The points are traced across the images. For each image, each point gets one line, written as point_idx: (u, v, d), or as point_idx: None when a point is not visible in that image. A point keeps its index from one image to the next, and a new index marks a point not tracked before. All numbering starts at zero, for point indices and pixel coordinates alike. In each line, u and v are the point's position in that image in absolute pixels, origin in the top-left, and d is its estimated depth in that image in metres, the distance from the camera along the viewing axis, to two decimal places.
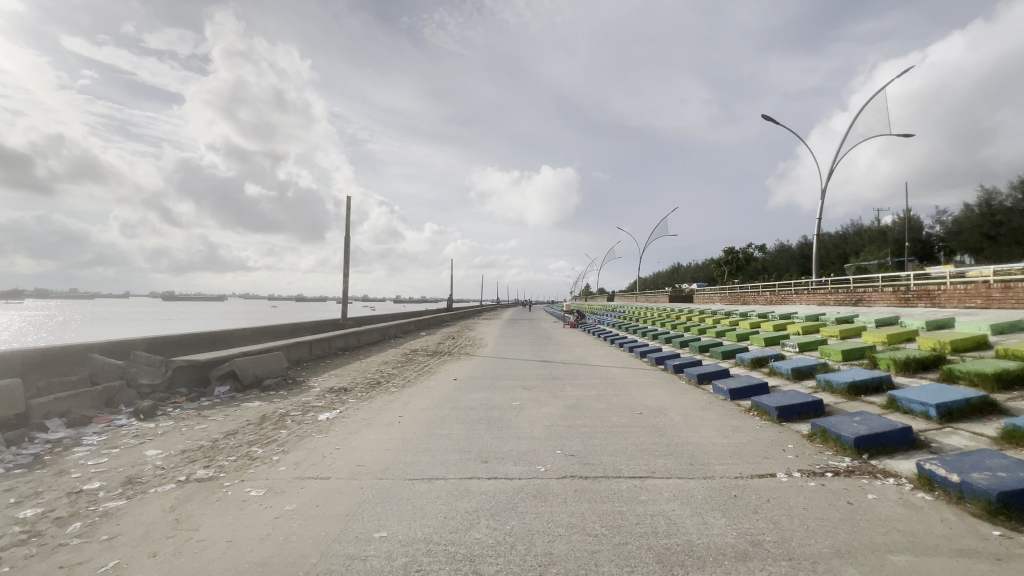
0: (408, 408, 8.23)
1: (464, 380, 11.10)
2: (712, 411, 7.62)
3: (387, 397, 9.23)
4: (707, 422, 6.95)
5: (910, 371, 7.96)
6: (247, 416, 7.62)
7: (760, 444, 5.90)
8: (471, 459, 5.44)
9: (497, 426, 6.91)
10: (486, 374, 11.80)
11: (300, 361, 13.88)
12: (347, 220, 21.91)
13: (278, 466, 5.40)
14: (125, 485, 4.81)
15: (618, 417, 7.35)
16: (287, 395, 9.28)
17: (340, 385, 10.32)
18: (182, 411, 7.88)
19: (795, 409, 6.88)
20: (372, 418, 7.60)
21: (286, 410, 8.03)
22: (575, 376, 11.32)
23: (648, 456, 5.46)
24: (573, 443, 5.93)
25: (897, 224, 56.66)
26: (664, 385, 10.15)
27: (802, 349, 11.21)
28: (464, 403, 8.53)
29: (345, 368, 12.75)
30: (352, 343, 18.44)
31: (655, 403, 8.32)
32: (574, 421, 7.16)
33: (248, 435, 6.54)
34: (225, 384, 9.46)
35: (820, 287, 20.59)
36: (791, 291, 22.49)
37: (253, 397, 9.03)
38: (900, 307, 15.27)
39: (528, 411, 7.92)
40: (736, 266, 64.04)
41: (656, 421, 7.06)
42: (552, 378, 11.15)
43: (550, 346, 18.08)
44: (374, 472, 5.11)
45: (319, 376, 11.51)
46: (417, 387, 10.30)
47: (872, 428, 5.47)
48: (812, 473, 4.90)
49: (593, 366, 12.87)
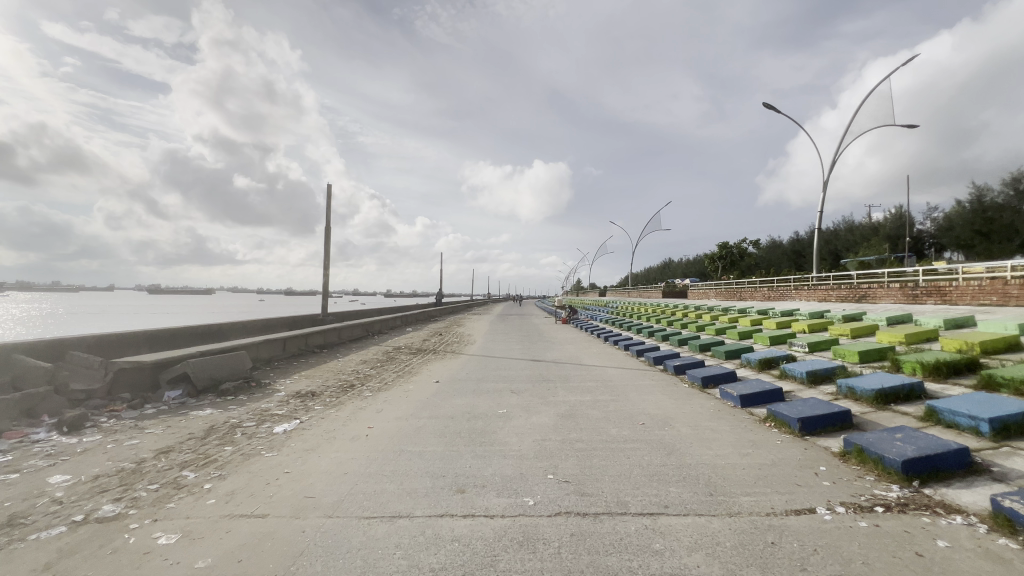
0: (380, 418, 7.26)
1: (447, 382, 10.14)
2: (723, 422, 6.75)
3: (359, 403, 8.22)
4: (720, 436, 6.07)
5: (941, 377, 7.15)
6: (192, 428, 6.60)
7: (787, 465, 5.02)
8: (445, 489, 4.50)
9: (480, 442, 5.97)
10: (472, 376, 10.83)
11: (271, 361, 12.79)
12: (327, 210, 20.78)
13: (207, 498, 4.40)
14: (2, 528, 3.79)
15: (618, 429, 6.45)
16: (245, 401, 8.25)
17: (309, 389, 9.30)
18: (117, 422, 6.83)
19: (819, 421, 6.03)
20: (336, 430, 6.62)
21: (239, 421, 7.00)
22: (568, 378, 10.41)
23: (658, 483, 4.56)
24: (568, 466, 5.02)
25: (889, 220, 56.50)
26: (666, 389, 9.26)
27: (813, 349, 10.40)
28: (445, 411, 7.58)
29: (318, 369, 11.69)
30: (332, 339, 17.38)
31: (659, 411, 7.44)
32: (568, 434, 6.24)
33: (184, 454, 5.52)
34: (176, 388, 8.43)
35: (821, 283, 19.91)
36: (790, 287, 21.78)
37: (207, 404, 8.00)
38: (908, 304, 14.58)
39: (516, 421, 6.98)
40: (728, 262, 63.61)
41: (661, 435, 6.15)
42: (544, 380, 10.24)
43: (541, 344, 17.19)
44: (324, 507, 4.14)
45: (288, 377, 10.47)
46: (395, 391, 9.31)
47: (922, 449, 4.61)
48: (859, 508, 4.02)
49: (587, 366, 12.00)
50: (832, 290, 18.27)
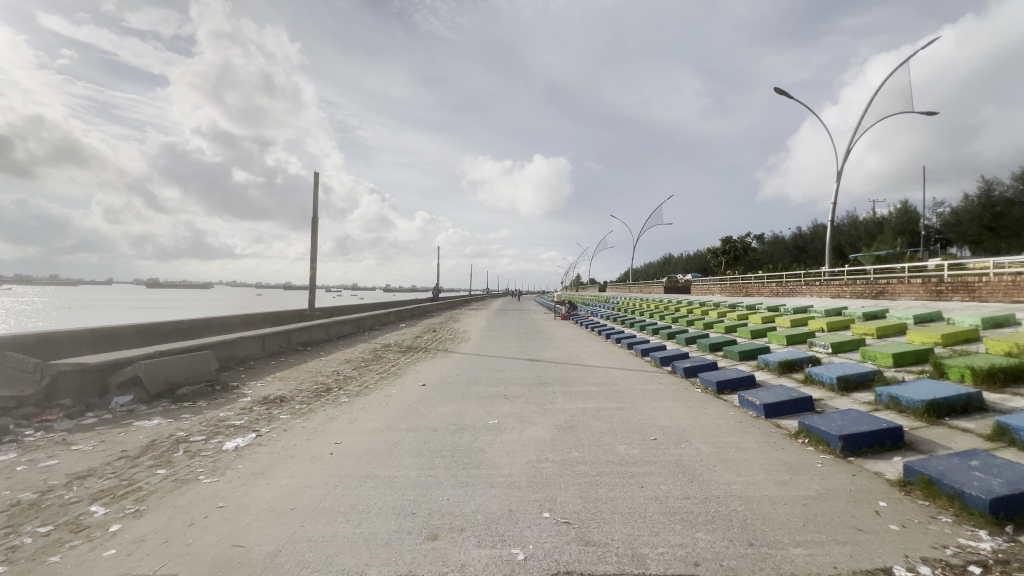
0: (352, 430, 6.31)
1: (434, 385, 9.19)
2: (749, 438, 5.81)
3: (331, 411, 7.27)
4: (748, 458, 5.14)
5: (997, 385, 6.22)
6: (127, 444, 5.63)
7: (838, 500, 4.08)
8: (413, 534, 3.56)
9: (463, 464, 5.02)
10: (463, 379, 9.86)
11: (246, 360, 11.82)
12: (315, 201, 19.79)
13: (108, 546, 3.44)
14: None
15: (627, 447, 5.51)
16: (203, 408, 7.30)
17: (279, 394, 8.34)
18: (44, 436, 5.86)
19: (865, 440, 5.09)
20: (297, 447, 5.65)
21: (187, 435, 6.04)
22: (568, 381, 9.46)
23: (681, 527, 3.62)
24: (568, 501, 4.06)
25: (894, 215, 55.52)
26: (676, 395, 8.31)
27: (837, 350, 9.47)
28: (427, 421, 6.62)
29: (295, 370, 10.71)
30: (317, 337, 16.42)
31: (672, 423, 6.49)
32: (568, 453, 5.30)
33: (103, 481, 4.56)
34: (126, 394, 7.45)
35: (833, 278, 18.94)
36: (800, 282, 20.81)
37: (157, 412, 7.04)
38: (932, 301, 13.63)
39: (507, 436, 6.01)
40: (730, 257, 62.68)
41: (678, 456, 5.21)
42: (540, 383, 9.29)
43: (539, 342, 16.23)
44: (252, 563, 3.19)
45: (259, 381, 9.51)
46: (374, 396, 8.35)
47: (1013, 483, 3.67)
48: (948, 568, 3.07)
49: (588, 368, 11.05)
50: (847, 286, 17.29)
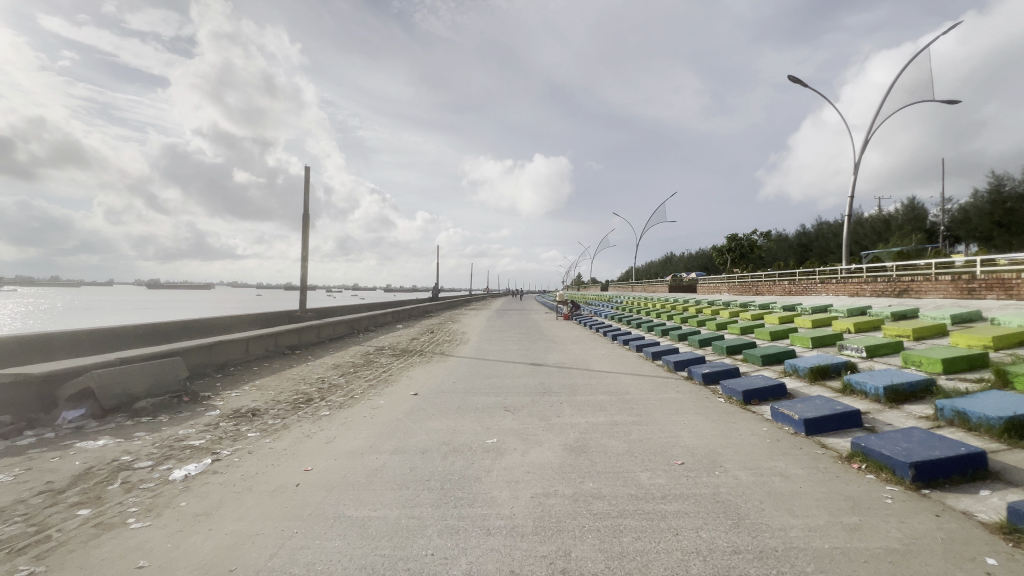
0: (327, 453, 5.41)
1: (427, 394, 8.30)
2: (795, 464, 4.90)
3: (307, 427, 6.38)
4: (801, 491, 4.24)
5: None
6: (56, 472, 4.75)
7: (932, 555, 3.18)
8: None
9: (454, 500, 4.11)
10: (459, 387, 8.95)
11: (227, 366, 10.95)
12: (306, 197, 18.89)
13: None
14: None
15: (652, 476, 4.61)
16: (161, 425, 6.41)
17: (252, 406, 7.45)
18: None
19: (941, 468, 4.20)
20: (259, 475, 4.75)
21: (133, 459, 5.14)
22: (575, 389, 8.58)
23: None
24: (586, 559, 3.16)
25: (902, 212, 54.50)
26: (697, 406, 7.42)
27: (872, 354, 8.56)
28: (415, 441, 5.71)
29: (276, 377, 9.83)
30: (307, 339, 15.54)
31: (700, 443, 5.60)
32: (582, 485, 4.40)
33: (6, 528, 3.68)
34: (76, 407, 6.58)
35: (851, 276, 18.00)
36: (814, 280, 19.88)
37: (108, 430, 6.16)
38: (963, 299, 12.70)
39: (508, 461, 5.09)
40: (734, 255, 61.78)
41: (715, 488, 4.31)
42: (545, 392, 8.41)
43: (542, 345, 15.34)
44: None
45: (234, 391, 8.64)
46: (359, 408, 7.45)
47: None
48: None
49: (596, 373, 10.16)
50: (866, 283, 16.35)
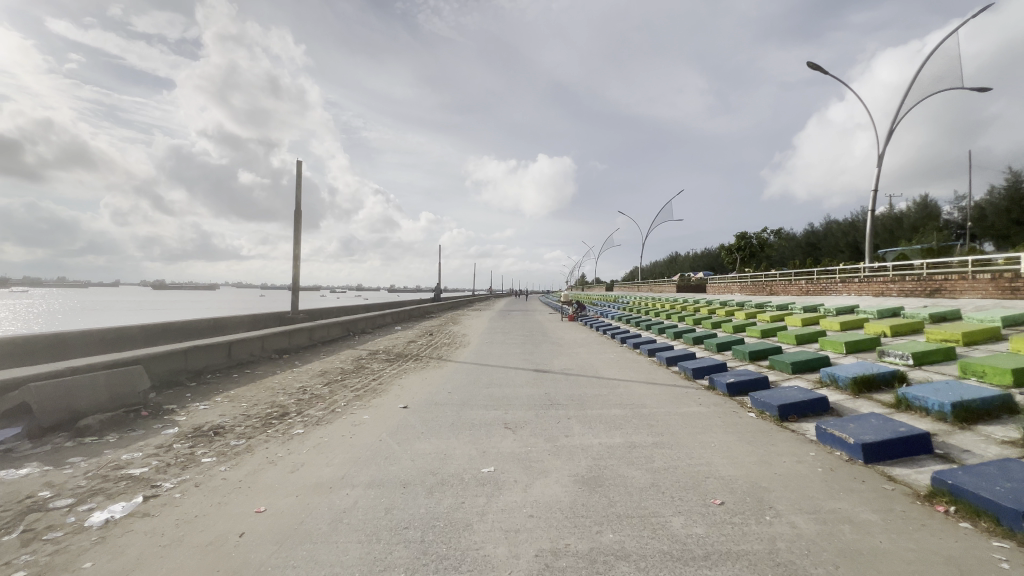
0: (289, 486, 4.49)
1: (419, 408, 7.38)
2: (864, 506, 3.93)
3: (273, 450, 5.46)
4: (883, 550, 3.27)
5: None
6: None
7: None
8: None
9: (435, 563, 3.17)
10: (455, 398, 8.02)
11: (204, 373, 10.07)
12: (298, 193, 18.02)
13: None
14: None
15: (687, 524, 3.65)
16: (105, 447, 5.50)
17: (218, 423, 6.53)
18: None
19: None
20: (199, 520, 3.83)
21: (49, 497, 4.21)
22: (584, 401, 7.63)
23: None
24: None
25: (915, 209, 53.12)
26: (726, 422, 6.47)
27: (920, 362, 7.57)
28: (397, 471, 4.79)
29: (254, 387, 8.92)
30: (298, 343, 14.67)
31: (739, 474, 4.63)
32: (600, 539, 3.44)
33: None
34: (9, 426, 5.68)
35: (875, 274, 16.93)
36: (834, 279, 18.82)
37: (40, 454, 5.26)
38: (1005, 300, 11.64)
39: (507, 499, 4.15)
40: (742, 255, 60.65)
41: (772, 544, 3.35)
42: (551, 405, 7.46)
43: (547, 348, 14.40)
44: None
45: (203, 403, 7.74)
46: (339, 424, 6.53)
47: None
48: None
49: (606, 382, 9.20)
50: (894, 283, 15.30)
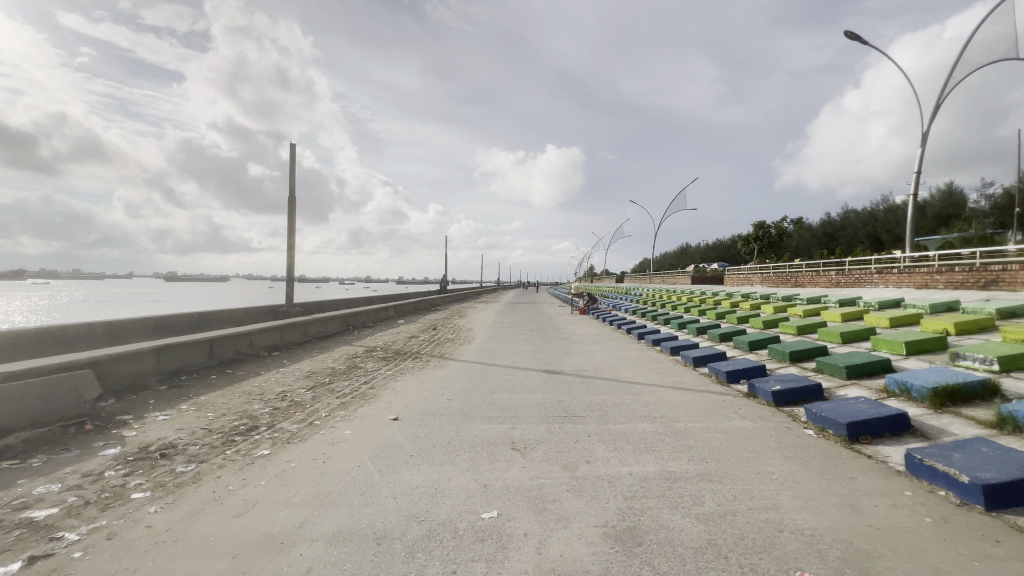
0: (227, 541, 3.42)
1: (410, 420, 6.31)
2: None
3: (224, 482, 4.39)
4: None
5: None
6: None
7: None
8: None
9: None
10: (454, 407, 6.93)
11: (178, 375, 9.07)
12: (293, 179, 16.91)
13: None
14: None
15: None
16: (16, 477, 4.45)
17: (169, 440, 5.48)
18: None
19: None
20: None
21: None
22: (605, 413, 6.50)
23: None
24: None
25: (941, 197, 50.89)
26: (783, 444, 5.28)
27: (1008, 367, 6.32)
28: (371, 518, 3.70)
29: (229, 392, 7.88)
30: (290, 339, 13.67)
31: (821, 528, 3.48)
32: None
33: None
34: None
35: (917, 264, 15.50)
36: (869, 269, 17.42)
37: None
38: None
39: (514, 568, 3.03)
40: (759, 245, 58.90)
41: None
42: (566, 417, 6.33)
43: (559, 345, 13.26)
44: None
45: (164, 412, 6.72)
46: (313, 443, 5.45)
47: None
48: None
49: (628, 387, 8.05)
50: (940, 274, 13.91)
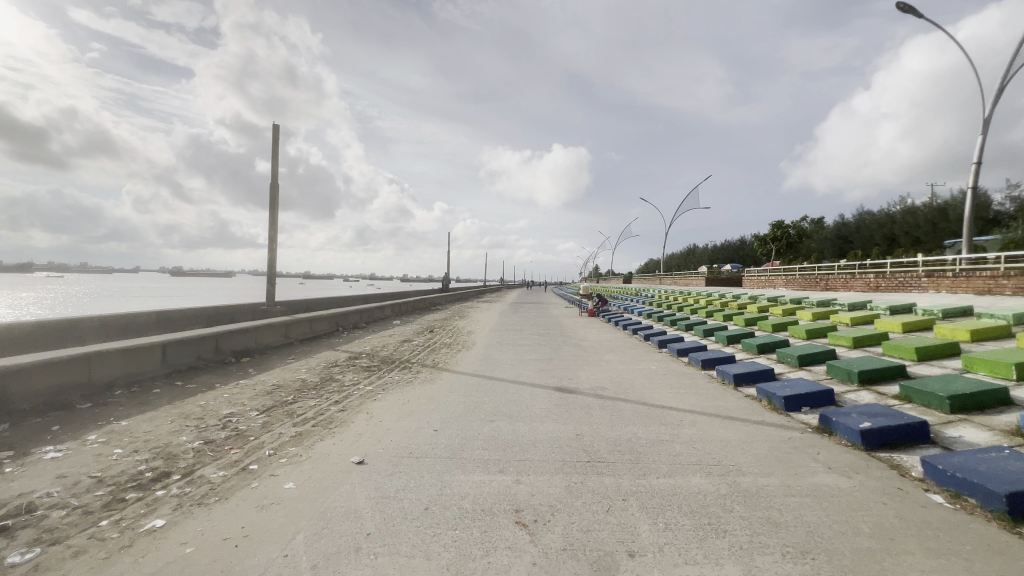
0: None
1: (379, 466, 4.66)
2: None
3: None
4: None
5: None
6: None
7: None
8: None
9: None
10: (440, 444, 5.29)
11: (114, 389, 7.47)
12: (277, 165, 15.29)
13: None
14: None
15: None
16: None
17: (29, 498, 3.85)
18: None
19: None
20: None
21: None
22: (640, 460, 4.82)
23: None
24: None
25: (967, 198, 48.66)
26: (913, 523, 3.61)
27: None
28: None
29: (162, 415, 6.27)
30: (265, 342, 12.04)
31: None
32: None
33: None
34: None
35: (976, 268, 13.65)
36: (915, 273, 15.60)
37: None
38: None
39: None
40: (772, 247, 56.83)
41: None
42: (589, 466, 4.68)
43: (570, 355, 11.56)
44: None
45: (60, 446, 5.10)
46: (234, 506, 3.83)
47: None
48: None
49: (662, 416, 6.37)
50: (1008, 278, 12.09)
